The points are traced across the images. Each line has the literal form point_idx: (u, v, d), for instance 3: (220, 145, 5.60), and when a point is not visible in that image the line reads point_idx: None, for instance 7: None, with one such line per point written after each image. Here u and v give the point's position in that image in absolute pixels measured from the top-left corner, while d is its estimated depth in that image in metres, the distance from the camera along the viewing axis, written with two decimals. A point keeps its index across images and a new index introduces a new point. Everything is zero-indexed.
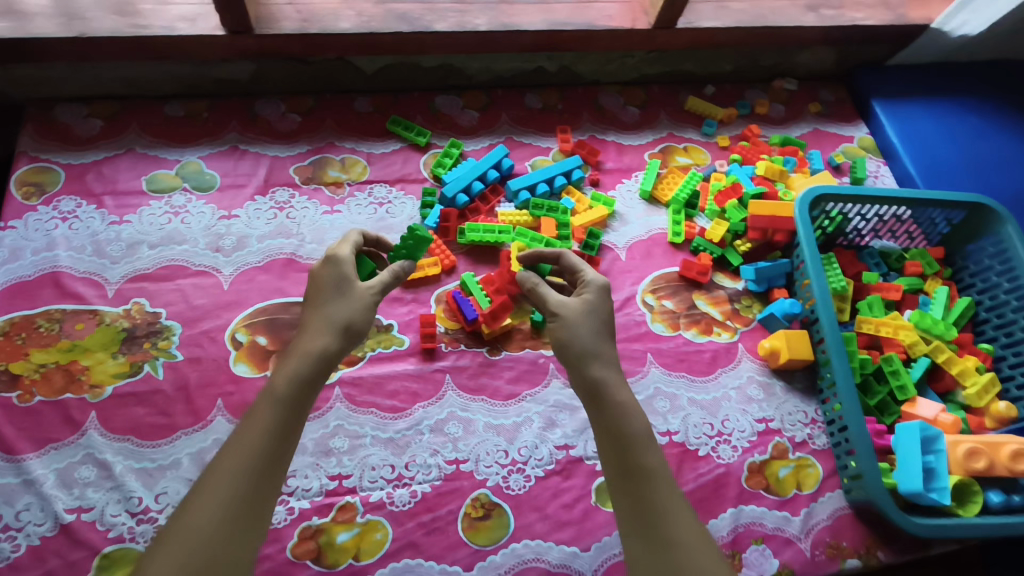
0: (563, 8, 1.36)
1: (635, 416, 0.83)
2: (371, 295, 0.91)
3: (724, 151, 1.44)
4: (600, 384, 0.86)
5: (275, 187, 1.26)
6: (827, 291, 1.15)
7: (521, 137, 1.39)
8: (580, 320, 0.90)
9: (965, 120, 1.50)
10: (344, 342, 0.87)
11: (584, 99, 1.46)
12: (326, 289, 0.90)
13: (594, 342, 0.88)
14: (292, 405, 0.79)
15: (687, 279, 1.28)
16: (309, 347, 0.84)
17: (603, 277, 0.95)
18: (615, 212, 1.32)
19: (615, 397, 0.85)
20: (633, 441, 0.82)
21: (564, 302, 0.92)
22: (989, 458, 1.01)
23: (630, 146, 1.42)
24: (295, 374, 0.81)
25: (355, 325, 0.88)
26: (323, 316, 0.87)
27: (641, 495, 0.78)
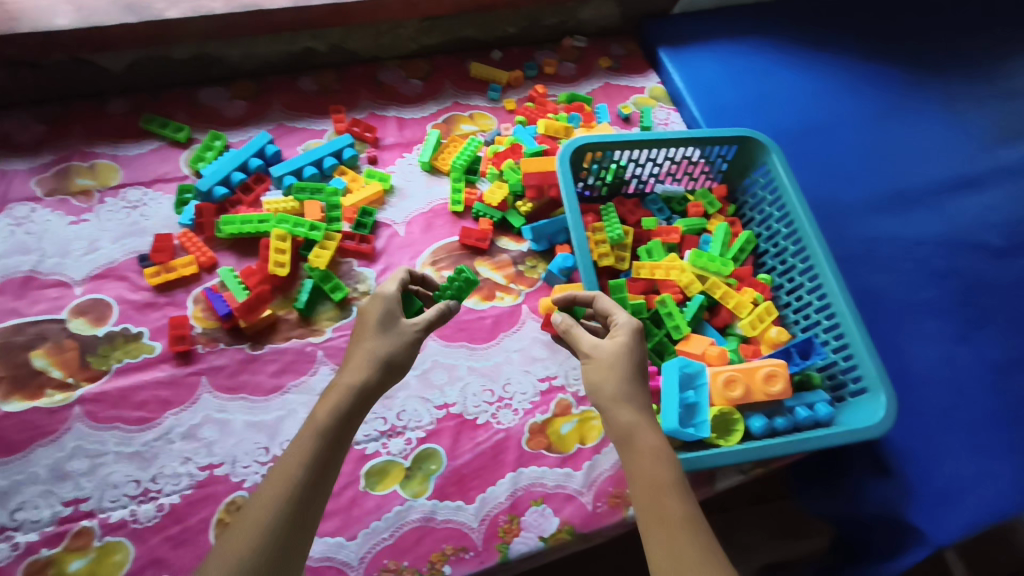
0: None
1: (649, 441, 0.80)
2: (414, 330, 0.89)
3: (511, 115, 1.42)
4: (638, 420, 0.82)
5: (11, 202, 1.16)
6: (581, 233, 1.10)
7: (292, 121, 1.33)
8: (612, 362, 0.86)
9: (749, 59, 1.55)
10: (384, 376, 0.85)
11: (362, 77, 1.42)
12: (376, 325, 0.88)
13: (625, 386, 0.84)
14: (329, 444, 0.77)
15: (468, 247, 1.25)
16: (347, 380, 0.82)
17: (635, 319, 0.91)
18: (392, 188, 1.28)
19: (643, 430, 0.81)
20: (664, 484, 0.76)
21: (615, 341, 0.89)
22: (746, 384, 1.02)
23: (411, 119, 1.38)
24: (334, 408, 0.80)
25: (394, 359, 0.86)
26: (364, 351, 0.85)
27: (653, 515, 0.74)
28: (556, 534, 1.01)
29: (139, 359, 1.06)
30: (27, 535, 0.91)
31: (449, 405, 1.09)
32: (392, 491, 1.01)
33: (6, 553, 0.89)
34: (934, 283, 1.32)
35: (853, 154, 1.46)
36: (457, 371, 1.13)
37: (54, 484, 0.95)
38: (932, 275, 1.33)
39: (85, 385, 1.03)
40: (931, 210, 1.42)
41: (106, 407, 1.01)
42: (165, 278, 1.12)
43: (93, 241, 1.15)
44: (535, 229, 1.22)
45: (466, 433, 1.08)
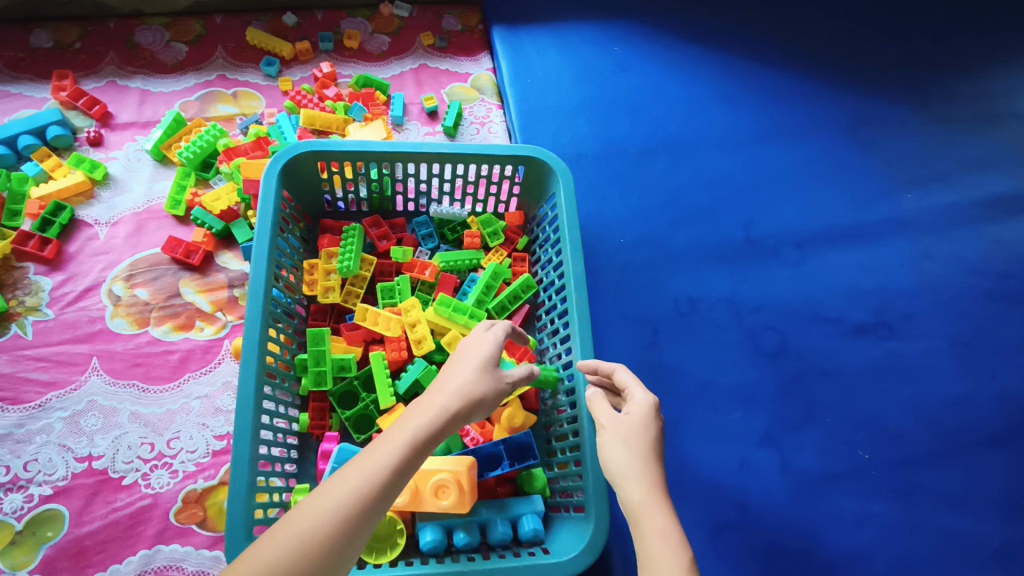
0: None
1: (659, 521, 0.60)
2: (508, 377, 0.72)
3: (285, 97, 1.18)
4: (649, 490, 0.63)
5: None
6: (260, 269, 0.88)
7: (9, 86, 1.12)
8: (630, 437, 0.68)
9: (607, 51, 1.27)
10: (470, 415, 0.67)
11: (113, 37, 1.19)
12: (482, 357, 0.71)
13: (642, 461, 0.65)
14: (410, 467, 0.59)
15: (179, 261, 1.05)
16: (446, 405, 0.65)
17: (652, 393, 0.72)
18: (107, 180, 1.08)
19: (654, 505, 0.62)
20: (675, 571, 0.56)
21: (632, 410, 0.70)
22: (413, 491, 0.81)
23: (156, 93, 1.16)
24: (422, 427, 0.62)
25: (487, 400, 0.68)
26: (481, 377, 0.69)
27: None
28: None
29: None
30: None
31: (94, 459, 0.92)
32: None
33: None
34: (757, 364, 1.05)
35: (703, 184, 1.19)
36: (116, 417, 0.95)
37: None
38: (756, 353, 1.06)
39: None
40: (784, 265, 1.15)
41: None
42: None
43: None
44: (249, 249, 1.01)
45: (104, 496, 0.90)
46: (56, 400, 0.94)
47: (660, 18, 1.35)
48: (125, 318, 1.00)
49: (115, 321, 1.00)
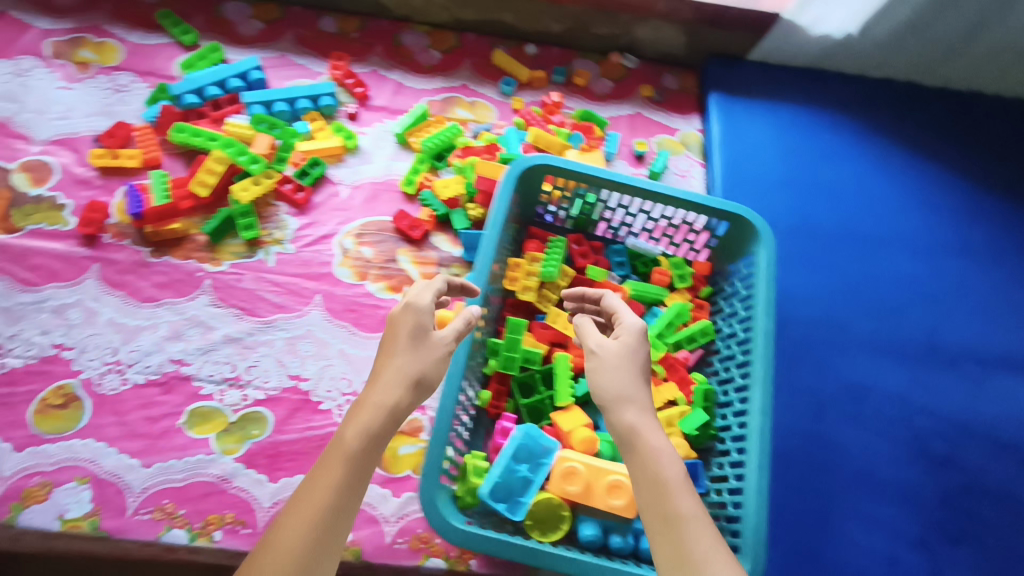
0: None
1: (653, 439, 0.70)
2: (446, 344, 0.79)
3: (515, 115, 1.31)
4: (638, 411, 0.72)
5: (22, 55, 1.24)
6: (487, 258, 0.99)
7: (295, 56, 1.31)
8: (621, 363, 0.76)
9: (816, 137, 1.33)
10: (417, 397, 0.75)
11: (384, 34, 1.37)
12: (416, 342, 0.78)
13: (632, 386, 0.74)
14: (358, 463, 0.68)
15: (401, 232, 1.17)
16: (379, 400, 0.73)
17: (643, 320, 0.82)
18: (355, 148, 1.23)
19: (647, 426, 0.71)
20: (673, 481, 0.66)
21: (625, 339, 0.79)
22: (587, 484, 0.88)
23: (410, 87, 1.32)
24: (361, 429, 0.70)
25: (429, 376, 0.76)
26: (414, 361, 0.76)
27: (659, 511, 0.65)
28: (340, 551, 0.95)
29: (52, 228, 1.10)
30: None
31: (301, 379, 1.05)
32: (205, 438, 0.99)
33: None
34: (919, 466, 1.06)
35: (890, 281, 1.21)
36: (326, 349, 1.07)
37: None
38: (920, 456, 1.07)
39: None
40: (960, 378, 1.15)
41: (5, 259, 1.07)
42: (106, 160, 1.15)
43: (70, 109, 1.21)
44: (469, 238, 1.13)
45: (302, 413, 1.02)
46: (283, 321, 1.09)
47: (875, 113, 1.37)
48: (350, 268, 1.14)
49: (340, 269, 1.14)
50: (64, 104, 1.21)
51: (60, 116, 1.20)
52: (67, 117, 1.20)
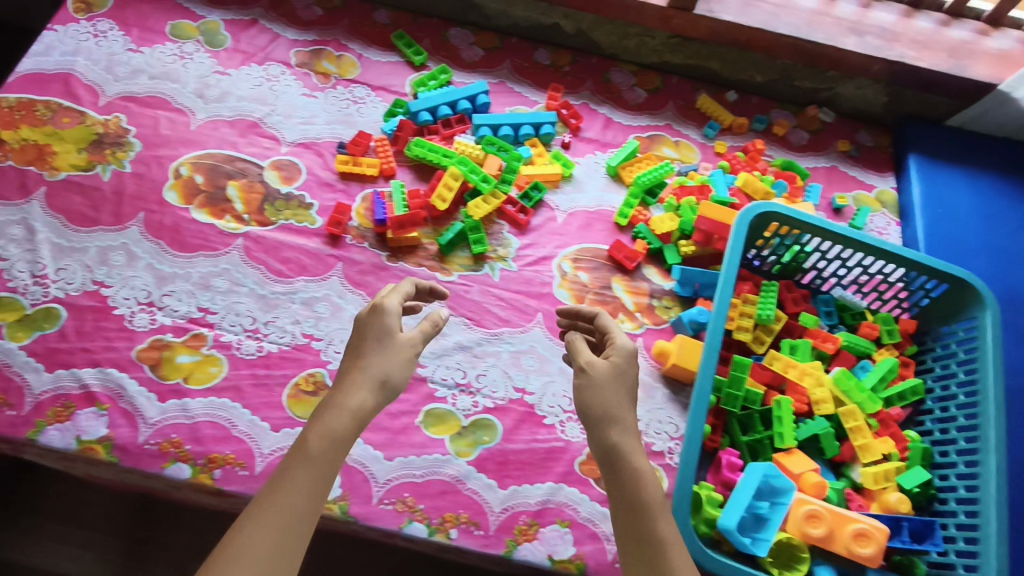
0: None
1: (639, 460, 0.81)
2: (414, 349, 0.86)
3: (718, 158, 1.38)
4: (626, 433, 0.82)
5: (271, 61, 1.35)
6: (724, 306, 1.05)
7: (514, 84, 1.40)
8: (609, 382, 0.85)
9: (1016, 208, 1.34)
10: (383, 398, 0.82)
11: (594, 70, 1.45)
12: (387, 350, 0.85)
13: (620, 411, 0.83)
14: (329, 462, 0.76)
15: (614, 261, 1.23)
16: (348, 403, 0.80)
17: (634, 342, 0.89)
18: (571, 177, 1.31)
19: (631, 446, 0.82)
20: (653, 500, 0.79)
21: (621, 363, 0.87)
22: (831, 528, 0.92)
23: (617, 122, 1.39)
24: (332, 430, 0.77)
25: (394, 379, 0.83)
26: (386, 368, 0.83)
27: (642, 528, 0.77)
28: (566, 563, 0.98)
29: (300, 224, 1.18)
30: (164, 317, 1.08)
31: (526, 392, 1.10)
32: (441, 439, 1.05)
33: (145, 323, 1.07)
34: None
35: None
36: (548, 366, 1.12)
37: (199, 289, 1.11)
38: None
39: (254, 225, 1.17)
40: None
41: (260, 249, 1.15)
42: (349, 166, 1.23)
43: (313, 116, 1.30)
44: (686, 271, 1.18)
45: (528, 425, 1.07)
46: (508, 335, 1.14)
47: None
48: (568, 291, 1.20)
49: (559, 290, 1.19)
50: (307, 112, 1.30)
51: (303, 122, 1.29)
52: (309, 123, 1.29)
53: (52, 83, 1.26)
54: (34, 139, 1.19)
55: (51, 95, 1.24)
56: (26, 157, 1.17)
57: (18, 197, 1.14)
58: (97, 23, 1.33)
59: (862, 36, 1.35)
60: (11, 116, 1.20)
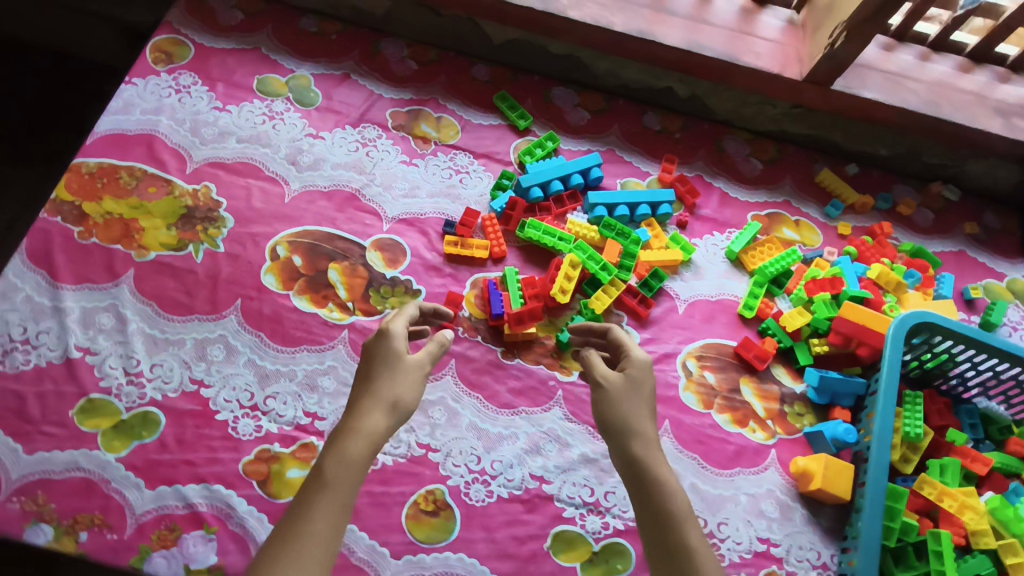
0: (674, 23, 1.20)
1: (661, 466, 0.79)
2: (423, 368, 0.84)
3: (842, 241, 1.30)
4: (647, 444, 0.81)
5: (367, 123, 1.25)
6: (888, 435, 1.01)
7: (624, 153, 1.31)
8: (625, 397, 0.84)
9: None
10: (394, 421, 0.79)
11: (706, 137, 1.36)
12: (398, 372, 0.82)
13: (633, 421, 0.83)
14: (349, 485, 0.72)
15: (741, 359, 1.16)
16: (361, 424, 0.76)
17: (647, 355, 0.89)
18: (690, 262, 1.22)
19: (653, 453, 0.80)
20: (680, 504, 0.76)
21: (637, 376, 0.87)
22: None
23: (734, 198, 1.31)
24: (346, 451, 0.73)
25: (406, 400, 0.81)
26: (400, 393, 0.81)
27: (667, 531, 0.74)
28: None
29: None
30: (269, 424, 0.98)
31: None
32: (572, 567, 0.96)
33: (250, 430, 0.97)
34: None
35: None
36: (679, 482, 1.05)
37: (304, 391, 1.01)
38: None
39: (359, 315, 1.08)
40: None
41: None
42: (457, 249, 1.14)
43: (414, 187, 1.20)
44: (825, 379, 1.10)
45: None
46: None
47: None
48: (695, 394, 1.12)
49: (686, 393, 1.12)
50: (407, 183, 1.20)
51: (404, 195, 1.19)
52: (411, 196, 1.19)
53: (135, 145, 1.15)
54: (119, 212, 1.09)
55: (134, 159, 1.14)
56: (111, 234, 1.07)
57: (103, 279, 1.04)
58: (178, 75, 1.22)
59: (1006, 118, 1.28)
60: (92, 185, 1.10)
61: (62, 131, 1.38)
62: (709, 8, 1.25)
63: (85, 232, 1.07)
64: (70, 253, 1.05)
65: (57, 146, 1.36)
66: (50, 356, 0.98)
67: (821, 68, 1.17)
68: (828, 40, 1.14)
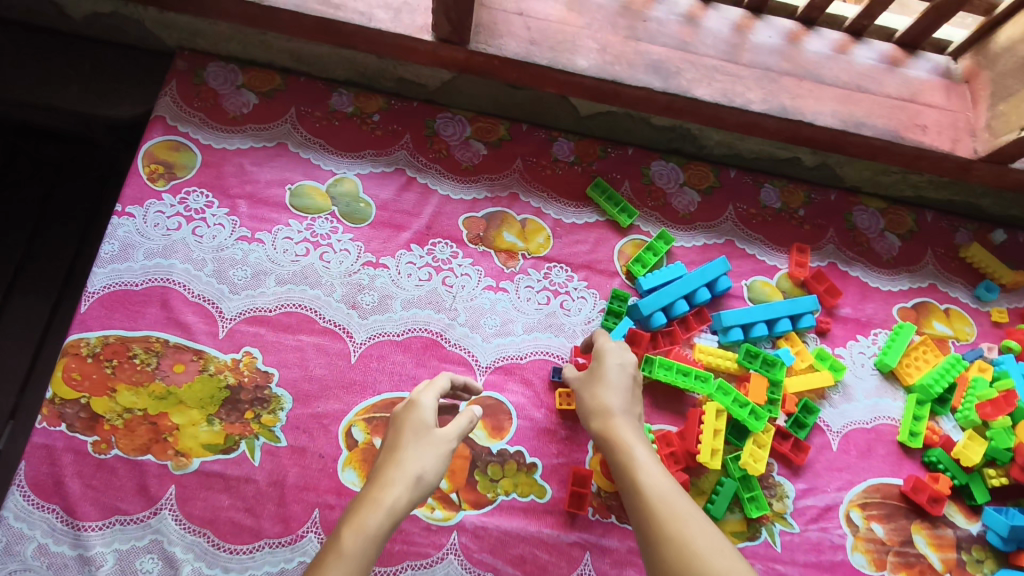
0: (809, 91, 0.97)
1: (627, 438, 0.78)
2: (451, 444, 0.76)
3: (997, 330, 1.10)
4: (606, 418, 0.80)
5: (436, 237, 0.98)
6: None
7: (745, 244, 1.07)
8: (617, 406, 0.81)
9: None
10: (417, 495, 0.72)
11: (835, 211, 1.13)
12: (419, 445, 0.75)
13: (626, 415, 0.80)
14: (364, 565, 0.64)
15: (909, 500, 0.98)
16: (383, 497, 0.70)
17: (631, 359, 0.86)
18: (840, 382, 1.02)
19: (615, 425, 0.79)
20: (643, 460, 0.75)
21: (598, 359, 0.86)
22: None
23: (875, 290, 1.09)
24: (364, 524, 0.67)
25: (428, 474, 0.73)
26: (425, 471, 0.73)
27: (632, 490, 0.72)
28: None
29: (526, 500, 0.89)
30: None
31: None
32: None
33: None
34: None
35: None
36: None
37: None
38: None
39: (466, 508, 0.87)
40: None
41: (483, 547, 0.86)
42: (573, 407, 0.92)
43: (507, 322, 0.96)
44: (1016, 528, 0.94)
45: None
46: None
47: None
48: (865, 554, 0.94)
49: (855, 555, 0.94)
50: (497, 317, 0.96)
51: (496, 334, 0.95)
52: (505, 334, 0.95)
53: (145, 305, 0.88)
54: (141, 407, 0.84)
55: (148, 326, 0.87)
56: (136, 441, 0.82)
57: (137, 507, 0.80)
58: (185, 195, 0.94)
59: None
60: (101, 371, 0.84)
61: (49, 254, 1.07)
62: (848, 63, 1.01)
63: (102, 442, 0.82)
64: (87, 475, 0.80)
65: (54, 258, 1.07)
66: None
67: (1010, 148, 0.94)
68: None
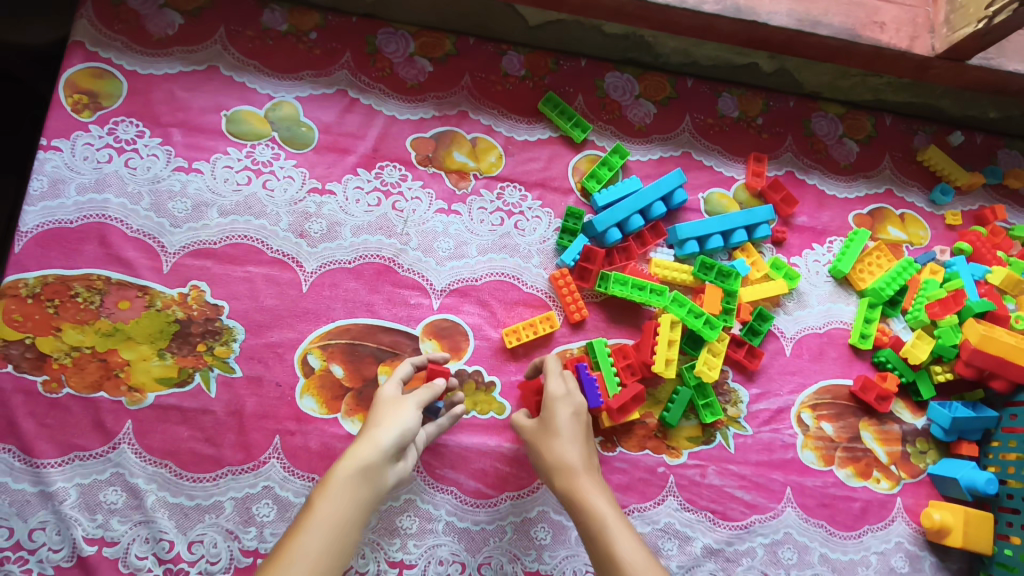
0: None
1: (592, 498, 0.74)
2: (411, 417, 0.76)
3: (950, 233, 1.12)
4: (571, 477, 0.77)
5: (383, 160, 0.95)
6: None
7: (702, 156, 1.05)
8: (574, 439, 0.80)
9: None
10: (380, 466, 0.71)
11: (794, 118, 1.11)
12: (383, 408, 0.78)
13: (582, 448, 0.80)
14: (336, 534, 0.64)
15: (857, 399, 1.02)
16: (344, 467, 0.70)
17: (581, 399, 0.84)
18: (794, 290, 1.03)
19: (581, 475, 0.77)
20: (614, 525, 0.71)
21: (551, 407, 0.82)
22: None
23: (832, 198, 1.09)
24: (330, 498, 0.67)
25: (389, 445, 0.73)
26: (395, 424, 0.75)
27: (597, 531, 0.71)
28: None
29: (486, 417, 0.90)
30: None
31: None
32: None
33: None
34: None
35: None
36: (809, 556, 0.94)
37: (383, 538, 0.84)
38: None
39: None
40: None
41: (445, 464, 0.88)
42: (523, 342, 0.91)
43: (461, 244, 0.95)
44: (956, 420, 0.98)
45: None
46: (760, 524, 0.94)
47: None
48: (814, 451, 0.99)
49: (805, 452, 0.98)
50: (450, 240, 0.95)
51: (450, 257, 0.94)
52: (459, 258, 0.94)
53: (83, 243, 0.85)
54: (89, 345, 0.83)
55: (87, 264, 0.85)
56: (87, 379, 0.82)
57: (94, 443, 0.80)
58: (113, 125, 0.89)
59: None
60: (44, 311, 0.83)
61: None
62: None
63: (52, 381, 0.81)
64: (41, 415, 0.80)
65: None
66: (57, 559, 0.77)
67: (966, 43, 0.92)
68: (984, 11, 0.88)
